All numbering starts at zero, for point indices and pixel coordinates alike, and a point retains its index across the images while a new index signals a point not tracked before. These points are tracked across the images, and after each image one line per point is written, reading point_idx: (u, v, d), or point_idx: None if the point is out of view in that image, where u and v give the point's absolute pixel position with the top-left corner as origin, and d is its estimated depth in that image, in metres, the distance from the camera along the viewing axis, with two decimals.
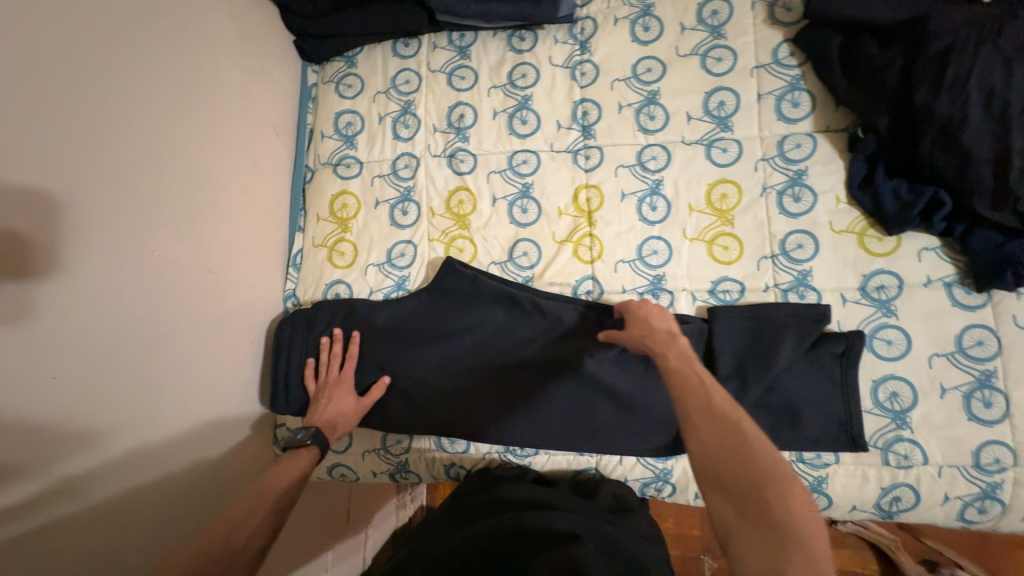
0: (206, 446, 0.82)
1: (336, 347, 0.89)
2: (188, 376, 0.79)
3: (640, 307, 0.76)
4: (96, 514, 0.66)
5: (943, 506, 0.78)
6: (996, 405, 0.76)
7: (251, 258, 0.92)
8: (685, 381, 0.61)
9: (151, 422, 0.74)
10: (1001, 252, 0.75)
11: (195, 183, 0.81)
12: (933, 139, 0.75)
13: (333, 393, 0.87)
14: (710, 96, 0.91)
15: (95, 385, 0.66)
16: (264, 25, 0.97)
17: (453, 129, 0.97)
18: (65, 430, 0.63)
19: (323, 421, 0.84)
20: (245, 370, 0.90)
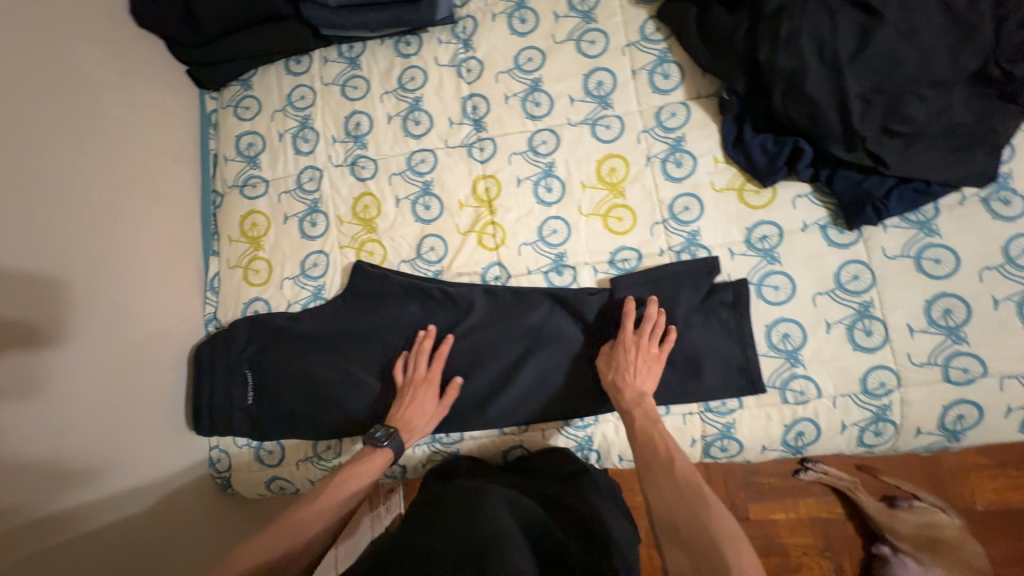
0: (138, 475, 0.85)
1: (427, 344, 0.87)
2: (107, 409, 0.81)
3: (609, 362, 0.83)
4: (102, 534, 0.78)
5: (843, 434, 0.82)
6: (876, 332, 0.81)
7: (163, 287, 0.93)
8: (654, 442, 0.72)
9: (91, 457, 0.78)
10: (860, 190, 0.81)
11: (93, 219, 0.83)
12: (784, 92, 0.79)
13: (418, 392, 0.85)
14: (588, 77, 0.95)
15: (56, 424, 0.74)
16: (151, 58, 0.98)
17: (351, 138, 1.00)
18: (60, 468, 0.74)
19: (402, 421, 0.83)
20: (166, 397, 0.91)
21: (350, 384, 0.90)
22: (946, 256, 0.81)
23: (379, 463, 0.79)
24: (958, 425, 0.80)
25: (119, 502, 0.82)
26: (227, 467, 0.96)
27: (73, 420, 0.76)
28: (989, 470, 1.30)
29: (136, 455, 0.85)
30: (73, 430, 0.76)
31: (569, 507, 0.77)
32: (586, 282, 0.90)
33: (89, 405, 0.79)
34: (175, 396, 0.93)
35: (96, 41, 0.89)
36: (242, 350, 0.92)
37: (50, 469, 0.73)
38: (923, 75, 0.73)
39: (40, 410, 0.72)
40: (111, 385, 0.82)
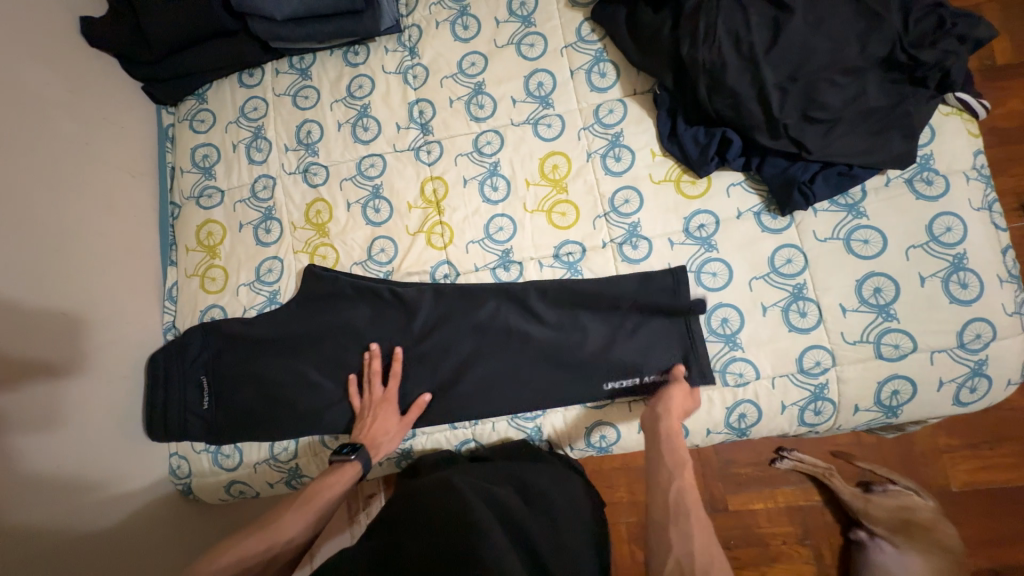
0: (98, 485, 0.86)
1: (376, 364, 0.90)
2: (63, 417, 0.83)
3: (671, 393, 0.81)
4: (105, 537, 0.83)
5: (783, 414, 0.84)
6: (811, 313, 0.84)
7: (119, 298, 0.95)
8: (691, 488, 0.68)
9: (61, 470, 0.81)
10: (787, 176, 0.84)
11: (47, 233, 0.85)
12: (708, 86, 0.82)
13: (378, 411, 0.88)
14: (529, 78, 0.98)
15: (42, 438, 0.79)
16: (103, 76, 1.01)
17: (303, 146, 1.02)
18: (50, 480, 0.79)
19: (367, 440, 0.85)
20: (123, 405, 0.93)
21: (305, 385, 0.92)
22: (874, 237, 0.84)
23: (349, 475, 0.81)
24: (894, 401, 0.82)
25: (94, 515, 0.83)
26: (188, 472, 0.98)
27: (32, 430, 0.78)
28: (966, 450, 1.27)
29: (99, 466, 0.87)
30: (48, 447, 0.79)
31: (532, 484, 0.77)
32: (532, 277, 0.92)
33: (48, 416, 0.80)
34: (131, 404, 0.94)
35: (46, 61, 0.91)
36: (199, 357, 0.95)
37: (16, 482, 0.74)
38: (834, 63, 0.77)
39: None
40: (70, 393, 0.84)
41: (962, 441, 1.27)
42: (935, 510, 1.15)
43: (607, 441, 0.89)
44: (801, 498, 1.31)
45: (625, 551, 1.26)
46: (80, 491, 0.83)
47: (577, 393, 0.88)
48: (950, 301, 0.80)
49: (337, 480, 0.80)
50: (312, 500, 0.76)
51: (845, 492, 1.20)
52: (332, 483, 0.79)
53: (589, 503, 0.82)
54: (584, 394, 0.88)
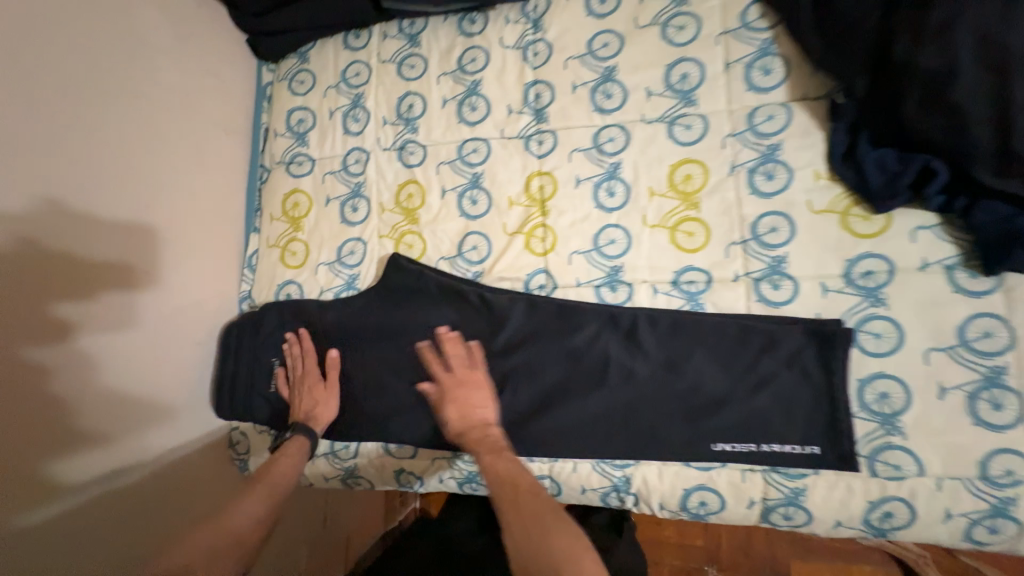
0: (162, 411, 0.84)
1: (296, 347, 0.88)
2: (126, 323, 0.78)
3: (453, 394, 0.76)
4: (147, 466, 0.81)
5: (945, 524, 0.67)
6: (1009, 407, 0.65)
7: (202, 259, 0.91)
8: (501, 470, 0.67)
9: (133, 387, 0.79)
10: (1009, 228, 0.64)
11: (142, 182, 0.81)
12: (919, 99, 0.65)
13: (298, 387, 0.86)
14: (671, 68, 0.83)
15: (118, 348, 0.77)
16: (213, 24, 0.96)
17: (402, 121, 0.93)
18: (120, 394, 0.78)
19: (299, 418, 0.84)
20: (195, 370, 0.90)
21: (376, 382, 0.85)
22: None
23: (297, 451, 0.79)
24: None
25: (151, 439, 0.82)
26: (246, 450, 0.94)
27: (101, 331, 0.75)
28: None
29: (172, 406, 0.86)
30: (125, 359, 0.78)
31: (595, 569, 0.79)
32: (642, 303, 0.80)
33: (132, 329, 0.79)
34: (196, 361, 0.90)
35: (159, 1, 0.87)
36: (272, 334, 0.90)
37: (87, 384, 0.73)
38: None
39: (80, 320, 0.73)
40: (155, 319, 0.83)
41: None
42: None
43: (707, 509, 0.76)
44: None
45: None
46: (144, 416, 0.81)
47: (680, 450, 0.74)
48: None
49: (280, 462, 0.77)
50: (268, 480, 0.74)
51: None
52: (284, 466, 0.77)
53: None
54: (689, 452, 0.73)
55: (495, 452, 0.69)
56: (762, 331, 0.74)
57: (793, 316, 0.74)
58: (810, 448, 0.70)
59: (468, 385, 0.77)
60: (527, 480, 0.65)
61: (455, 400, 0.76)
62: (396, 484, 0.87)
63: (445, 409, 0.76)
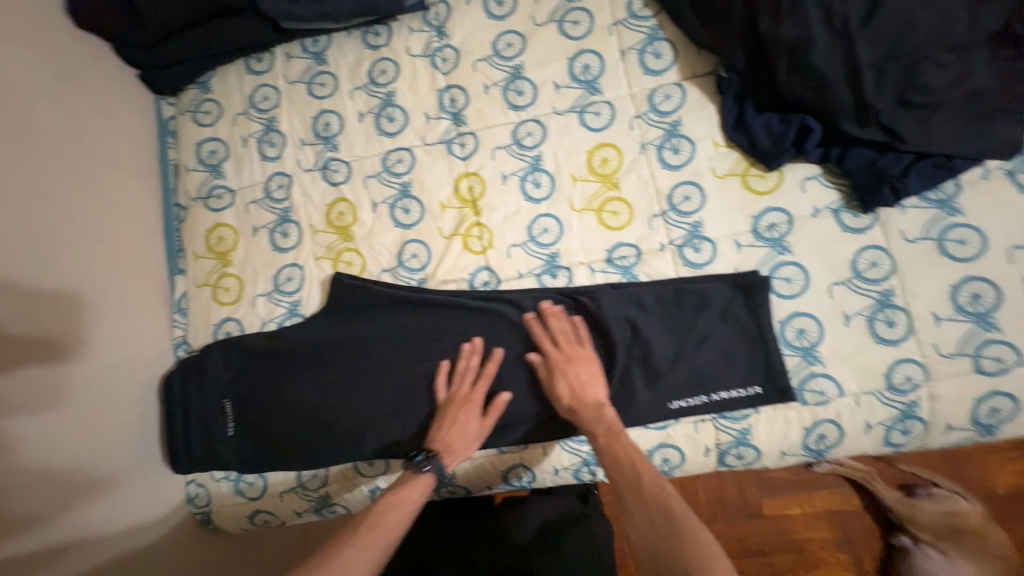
0: (102, 483, 0.78)
1: (474, 360, 0.81)
2: (45, 394, 0.72)
3: (568, 370, 0.77)
4: (93, 545, 0.75)
5: (867, 434, 0.76)
6: (899, 323, 0.75)
7: (123, 313, 0.85)
8: (620, 460, 0.67)
9: (67, 463, 0.74)
10: (874, 169, 0.75)
11: (57, 241, 0.77)
12: (788, 66, 0.73)
13: (455, 412, 0.78)
14: (573, 61, 0.88)
15: (44, 426, 0.72)
16: (96, 62, 0.90)
17: (321, 140, 0.92)
18: (53, 472, 0.72)
19: (442, 444, 0.76)
20: (132, 430, 0.84)
21: (334, 406, 0.83)
22: (972, 237, 0.74)
23: (421, 487, 0.72)
24: (991, 419, 0.74)
25: (95, 514, 0.76)
26: (207, 502, 0.89)
27: (21, 408, 0.69)
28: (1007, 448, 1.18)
29: (128, 470, 0.82)
30: (56, 434, 0.73)
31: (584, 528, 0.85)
32: (582, 283, 0.84)
33: (52, 399, 0.73)
34: (128, 424, 0.84)
35: (28, 43, 0.80)
36: (215, 377, 0.86)
37: (11, 471, 0.67)
38: (940, 38, 0.67)
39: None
40: (81, 384, 0.77)
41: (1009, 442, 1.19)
42: (984, 514, 1.07)
43: (670, 465, 0.81)
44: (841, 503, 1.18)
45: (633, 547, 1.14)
46: (83, 491, 0.75)
47: (639, 413, 0.79)
48: None
49: (406, 499, 0.70)
50: (380, 531, 0.66)
51: (888, 496, 1.11)
52: (403, 511, 0.69)
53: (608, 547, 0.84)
54: (649, 413, 0.78)
55: (612, 433, 0.70)
56: (694, 290, 0.80)
57: (715, 273, 0.81)
58: (749, 390, 0.77)
59: (577, 362, 0.77)
60: (649, 466, 0.65)
61: (568, 380, 0.76)
62: (371, 503, 0.86)
63: (556, 385, 0.77)
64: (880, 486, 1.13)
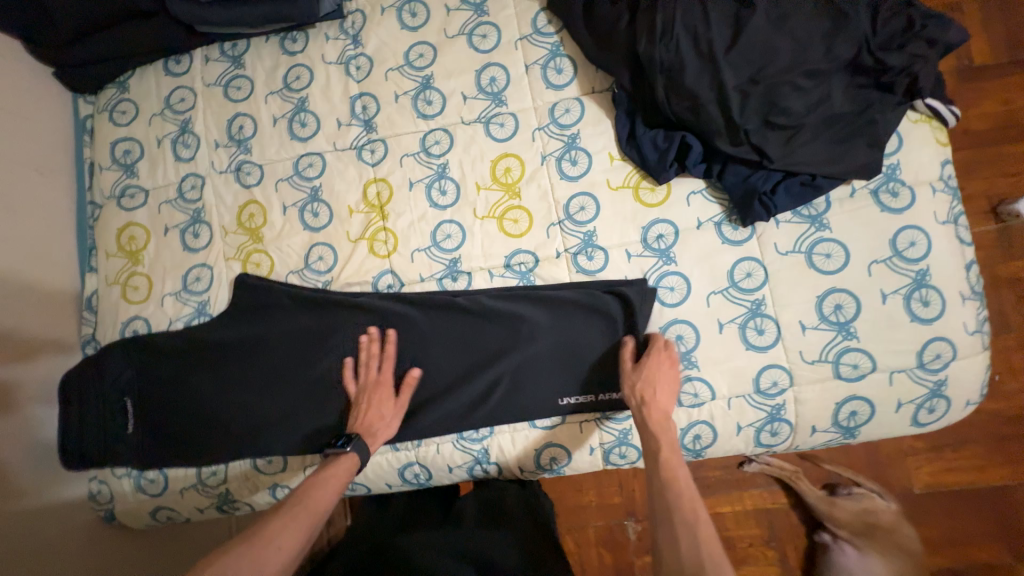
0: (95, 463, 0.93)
1: (375, 348, 0.84)
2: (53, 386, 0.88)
3: (658, 370, 0.76)
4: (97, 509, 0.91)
5: (739, 435, 0.81)
6: (769, 331, 0.80)
7: (62, 310, 0.92)
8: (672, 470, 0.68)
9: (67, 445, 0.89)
10: (747, 185, 0.79)
11: (61, 251, 0.93)
12: (665, 86, 0.77)
13: (373, 396, 0.82)
14: (480, 73, 0.91)
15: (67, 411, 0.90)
16: (5, 60, 0.90)
17: (235, 142, 0.94)
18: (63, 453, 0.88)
19: (364, 427, 0.80)
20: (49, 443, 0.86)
21: (234, 404, 0.85)
22: (837, 251, 0.79)
23: (345, 466, 0.75)
24: (851, 421, 0.79)
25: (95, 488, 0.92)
26: (110, 498, 0.90)
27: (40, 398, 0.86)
28: (929, 453, 1.21)
29: None
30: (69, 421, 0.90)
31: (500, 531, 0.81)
32: (481, 288, 0.87)
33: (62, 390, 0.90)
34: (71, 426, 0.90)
35: None
36: (117, 374, 0.87)
37: (34, 449, 0.84)
38: (797, 66, 0.73)
39: (19, 391, 0.83)
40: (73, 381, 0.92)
41: (926, 444, 1.22)
42: (897, 512, 1.10)
43: (559, 463, 0.86)
44: (767, 502, 1.23)
45: (571, 543, 1.24)
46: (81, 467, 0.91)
47: (527, 412, 0.83)
48: (912, 320, 0.77)
49: (333, 476, 0.73)
50: (310, 505, 0.70)
51: (811, 495, 1.14)
52: (330, 486, 0.72)
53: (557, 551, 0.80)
54: (537, 411, 0.83)
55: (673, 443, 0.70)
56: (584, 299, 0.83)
57: (603, 280, 0.85)
58: None
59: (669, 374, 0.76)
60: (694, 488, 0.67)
61: (657, 370, 0.76)
62: (271, 500, 0.88)
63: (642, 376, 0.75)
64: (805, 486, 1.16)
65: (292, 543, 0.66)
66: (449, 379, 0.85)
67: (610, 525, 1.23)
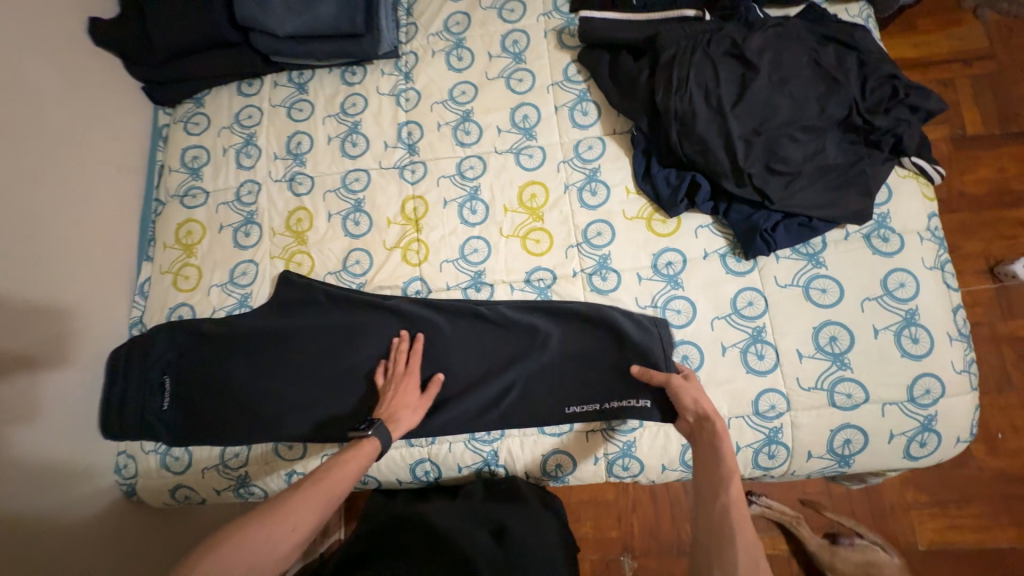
0: (86, 477, 0.90)
1: (405, 346, 0.91)
2: (17, 404, 0.81)
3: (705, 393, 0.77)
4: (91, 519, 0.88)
5: (738, 455, 0.85)
6: (768, 356, 0.85)
7: (116, 294, 1.00)
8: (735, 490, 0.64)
9: (48, 462, 0.84)
10: (750, 222, 0.87)
11: (62, 261, 0.91)
12: (679, 131, 0.88)
13: (398, 387, 0.87)
14: (515, 111, 1.03)
15: (42, 434, 0.84)
16: (105, 73, 1.05)
17: (292, 156, 1.05)
18: (51, 469, 0.85)
19: (388, 413, 0.84)
20: (36, 458, 0.83)
21: (265, 389, 0.92)
22: (832, 286, 0.86)
23: (367, 452, 0.77)
24: (845, 450, 0.83)
25: (84, 504, 0.88)
26: (134, 473, 0.94)
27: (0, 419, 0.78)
28: (932, 508, 1.21)
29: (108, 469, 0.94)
30: (46, 440, 0.85)
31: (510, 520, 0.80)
32: (501, 299, 0.94)
33: (24, 409, 0.82)
34: (63, 439, 0.88)
35: (45, 49, 0.94)
36: (160, 353, 0.95)
37: (10, 469, 0.78)
38: (794, 122, 0.83)
39: None
40: (43, 399, 0.85)
41: (930, 497, 1.21)
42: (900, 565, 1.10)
43: (564, 471, 0.89)
44: (767, 547, 1.22)
45: None
46: (66, 483, 0.86)
47: (536, 418, 0.89)
48: (902, 355, 0.83)
49: (353, 460, 0.75)
50: (327, 487, 0.70)
51: (811, 542, 1.15)
52: (350, 470, 0.73)
53: (562, 551, 0.82)
54: (546, 418, 0.88)
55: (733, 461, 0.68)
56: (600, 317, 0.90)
57: (616, 300, 0.92)
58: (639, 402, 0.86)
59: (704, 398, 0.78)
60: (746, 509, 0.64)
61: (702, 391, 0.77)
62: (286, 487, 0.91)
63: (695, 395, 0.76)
64: (804, 531, 1.17)
65: (305, 526, 0.66)
66: (467, 379, 0.92)
67: (607, 559, 1.23)
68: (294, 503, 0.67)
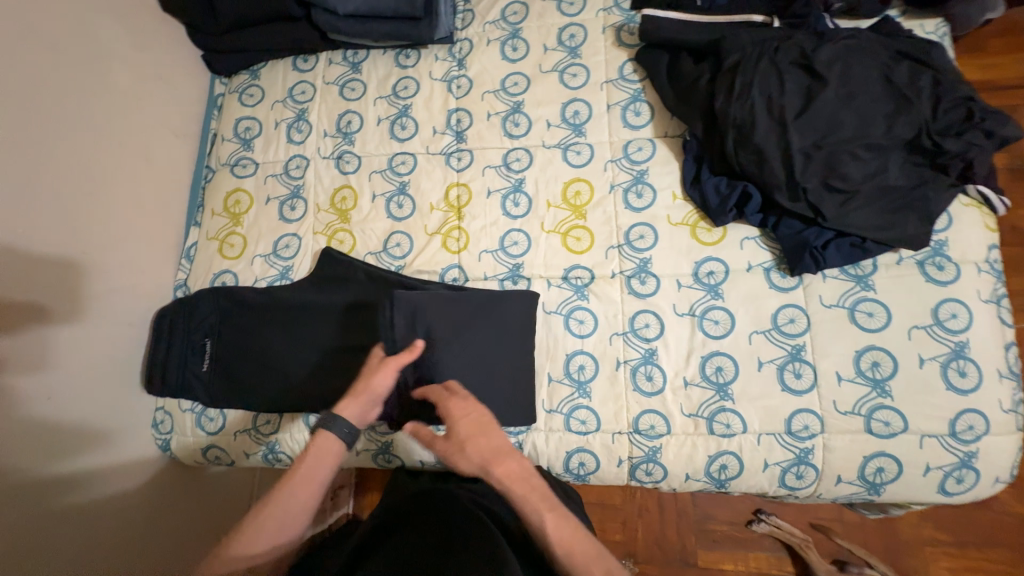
0: (108, 436, 0.92)
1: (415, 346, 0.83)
2: (34, 355, 0.81)
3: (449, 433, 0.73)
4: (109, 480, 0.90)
5: (765, 472, 0.84)
6: (805, 376, 0.84)
7: (162, 255, 1.03)
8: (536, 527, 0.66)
9: (70, 418, 0.85)
10: (800, 238, 0.85)
11: (111, 219, 0.93)
12: (735, 140, 0.86)
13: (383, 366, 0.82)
14: (566, 106, 1.02)
15: (62, 392, 0.85)
16: (168, 39, 1.08)
17: (341, 134, 1.07)
18: (71, 426, 0.86)
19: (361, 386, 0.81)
20: (59, 415, 0.84)
21: (301, 360, 0.94)
22: (879, 311, 0.84)
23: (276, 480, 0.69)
24: (877, 478, 0.82)
25: (101, 461, 0.89)
26: (170, 429, 0.99)
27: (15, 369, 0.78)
28: (952, 548, 1.18)
29: (128, 429, 0.95)
30: (70, 395, 0.86)
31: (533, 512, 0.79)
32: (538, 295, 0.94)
33: (35, 360, 0.81)
34: (87, 396, 0.89)
35: (117, 11, 0.98)
36: (203, 317, 0.98)
37: (31, 424, 0.79)
38: (857, 138, 0.81)
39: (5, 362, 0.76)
40: (64, 355, 0.85)
41: (950, 538, 1.18)
42: None
43: (585, 470, 0.90)
44: (773, 568, 1.21)
45: None
46: (87, 442, 0.88)
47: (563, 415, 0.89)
48: (947, 388, 0.80)
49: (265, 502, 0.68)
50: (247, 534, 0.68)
51: (821, 568, 1.13)
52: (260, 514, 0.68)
53: None
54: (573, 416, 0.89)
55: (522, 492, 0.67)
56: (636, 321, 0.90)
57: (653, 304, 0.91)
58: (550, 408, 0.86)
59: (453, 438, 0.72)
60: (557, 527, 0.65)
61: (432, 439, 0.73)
62: None
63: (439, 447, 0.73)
64: (813, 556, 1.15)
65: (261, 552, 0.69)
66: None
67: None
68: (251, 534, 0.68)
